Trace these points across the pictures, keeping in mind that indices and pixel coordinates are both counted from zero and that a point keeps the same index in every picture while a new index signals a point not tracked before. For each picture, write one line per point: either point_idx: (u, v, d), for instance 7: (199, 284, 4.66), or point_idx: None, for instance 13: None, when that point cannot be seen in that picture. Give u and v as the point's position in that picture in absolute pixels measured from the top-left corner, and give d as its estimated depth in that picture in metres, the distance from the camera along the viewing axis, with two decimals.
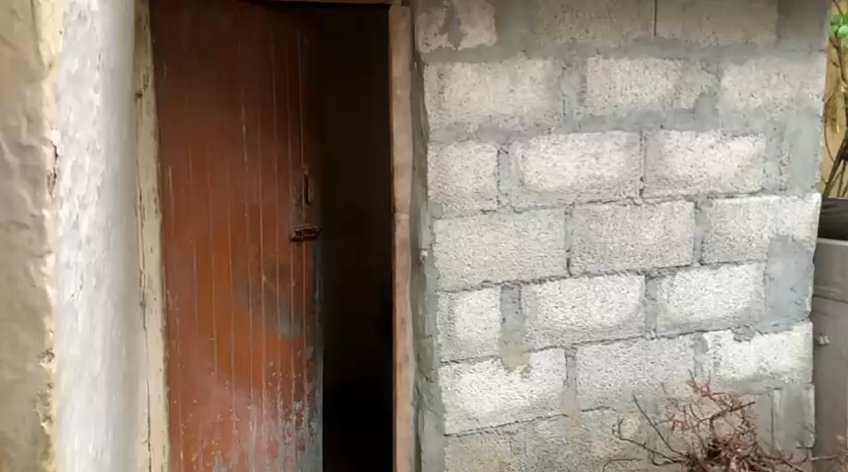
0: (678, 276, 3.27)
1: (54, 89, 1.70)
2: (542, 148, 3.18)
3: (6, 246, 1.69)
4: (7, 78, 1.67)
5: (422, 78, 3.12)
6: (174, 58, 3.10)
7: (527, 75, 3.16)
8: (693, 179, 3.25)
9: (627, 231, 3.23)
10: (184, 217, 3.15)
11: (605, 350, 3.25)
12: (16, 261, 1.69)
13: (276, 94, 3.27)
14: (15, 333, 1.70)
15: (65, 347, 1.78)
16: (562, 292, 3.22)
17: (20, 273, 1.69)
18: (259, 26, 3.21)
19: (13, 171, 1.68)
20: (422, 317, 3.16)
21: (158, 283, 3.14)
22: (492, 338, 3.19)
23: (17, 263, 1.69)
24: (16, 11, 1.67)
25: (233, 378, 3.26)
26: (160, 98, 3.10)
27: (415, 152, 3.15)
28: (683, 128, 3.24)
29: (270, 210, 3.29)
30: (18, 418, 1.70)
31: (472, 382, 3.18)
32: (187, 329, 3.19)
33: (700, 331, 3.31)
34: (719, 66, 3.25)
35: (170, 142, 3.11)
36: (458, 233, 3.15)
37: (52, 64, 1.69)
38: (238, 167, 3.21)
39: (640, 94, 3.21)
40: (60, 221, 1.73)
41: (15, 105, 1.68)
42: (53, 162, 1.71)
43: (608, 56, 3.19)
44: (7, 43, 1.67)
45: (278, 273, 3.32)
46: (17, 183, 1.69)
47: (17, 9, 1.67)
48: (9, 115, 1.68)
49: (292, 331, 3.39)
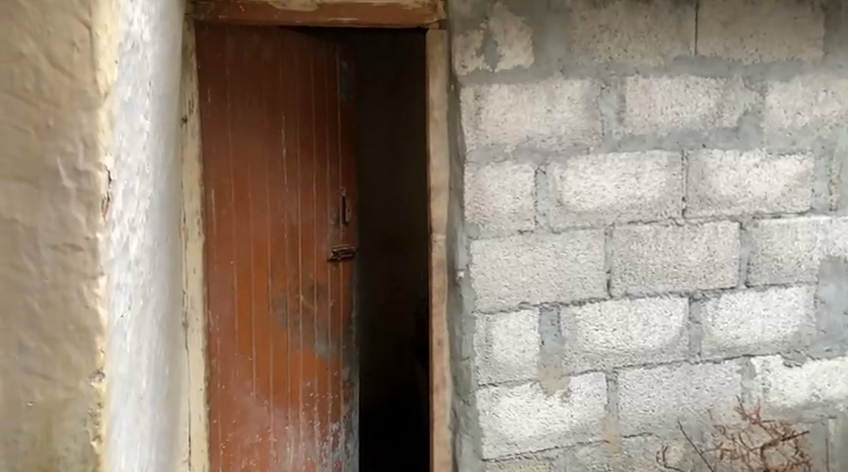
0: (723, 299, 3.21)
1: (110, 115, 1.71)
2: (580, 168, 3.11)
3: (62, 267, 1.70)
4: (66, 107, 1.68)
5: (458, 100, 3.05)
6: (218, 82, 3.21)
7: (565, 95, 3.10)
8: (738, 199, 3.19)
9: (669, 252, 3.17)
10: (226, 238, 3.23)
11: (647, 374, 3.19)
12: (72, 283, 1.70)
13: (314, 117, 3.42)
14: (69, 353, 1.70)
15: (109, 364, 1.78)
16: (603, 314, 3.16)
17: (74, 293, 1.70)
18: (298, 51, 3.37)
19: (69, 194, 1.69)
20: (459, 339, 3.11)
21: (199, 302, 3.20)
22: (530, 361, 3.13)
23: (72, 284, 1.70)
24: (75, 43, 1.67)
25: (272, 398, 3.33)
26: (204, 122, 3.19)
27: (452, 173, 3.10)
28: (727, 147, 3.18)
29: (309, 231, 3.42)
30: (70, 437, 1.70)
31: (510, 406, 3.13)
32: (227, 349, 3.23)
33: (747, 356, 3.24)
34: (763, 84, 3.19)
35: (213, 163, 3.20)
36: (495, 254, 3.09)
37: (109, 93, 1.70)
38: (278, 188, 3.33)
39: (681, 113, 3.15)
40: (112, 242, 1.75)
41: (70, 131, 1.68)
42: (106, 186, 1.72)
43: (647, 74, 3.14)
44: (66, 72, 1.67)
45: (316, 293, 3.44)
46: (72, 206, 1.69)
47: (77, 41, 1.67)
48: (66, 140, 1.69)
49: (330, 353, 3.50)
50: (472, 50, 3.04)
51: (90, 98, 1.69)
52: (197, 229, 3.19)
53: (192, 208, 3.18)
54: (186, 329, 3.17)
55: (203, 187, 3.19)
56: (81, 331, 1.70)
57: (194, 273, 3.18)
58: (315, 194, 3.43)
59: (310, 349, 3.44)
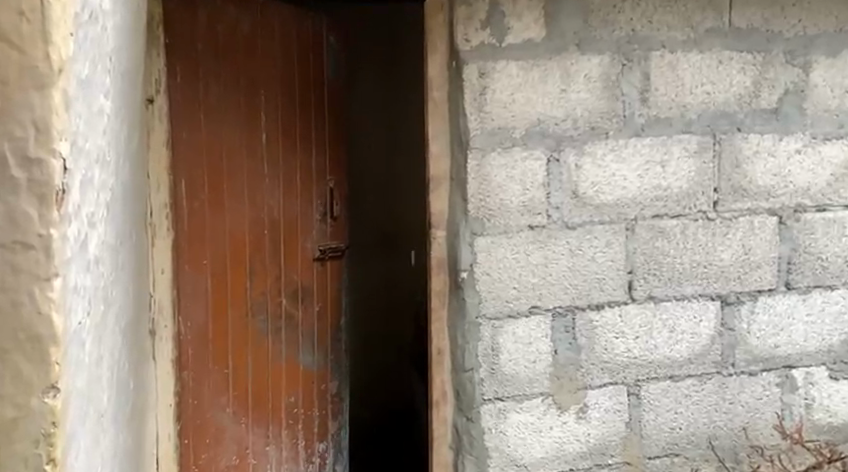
0: (760, 303, 2.86)
1: (64, 95, 1.52)
2: (599, 155, 2.75)
3: (10, 268, 1.50)
4: (14, 85, 1.49)
5: (461, 78, 2.69)
6: (188, 58, 2.83)
7: (581, 73, 2.73)
8: (777, 190, 2.84)
9: (699, 250, 2.82)
10: (199, 235, 2.87)
11: (674, 388, 2.84)
12: (21, 285, 1.51)
13: (298, 98, 3.05)
14: (17, 365, 1.51)
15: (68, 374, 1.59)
16: (624, 321, 2.80)
17: (24, 297, 1.51)
18: (279, 25, 2.99)
19: (20, 186, 1.50)
20: (462, 348, 2.75)
21: (169, 308, 2.83)
22: (542, 373, 2.77)
23: (21, 288, 1.51)
24: (24, 12, 1.49)
25: (251, 416, 2.98)
26: (173, 103, 2.82)
27: (454, 160, 2.73)
28: (764, 131, 2.82)
29: (293, 227, 3.05)
30: (20, 459, 1.52)
31: (519, 424, 2.77)
32: (199, 359, 2.89)
33: (787, 367, 2.89)
34: (806, 59, 2.83)
35: (183, 150, 2.83)
36: (502, 253, 2.73)
37: (62, 70, 1.51)
38: (258, 179, 2.96)
39: (713, 93, 2.79)
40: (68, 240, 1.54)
41: (20, 113, 1.49)
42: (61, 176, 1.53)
43: (675, 49, 2.77)
44: (12, 45, 1.49)
45: (301, 296, 3.08)
46: (23, 199, 1.50)
47: (26, 10, 1.49)
48: (13, 122, 1.50)
49: (316, 363, 3.14)
50: (476, 22, 2.68)
51: (42, 75, 1.50)
52: (166, 225, 2.81)
53: (161, 201, 2.80)
54: (155, 338, 2.80)
55: (172, 178, 2.82)
56: (32, 340, 1.51)
57: (162, 274, 2.81)
58: (300, 186, 3.06)
59: (294, 359, 3.08)
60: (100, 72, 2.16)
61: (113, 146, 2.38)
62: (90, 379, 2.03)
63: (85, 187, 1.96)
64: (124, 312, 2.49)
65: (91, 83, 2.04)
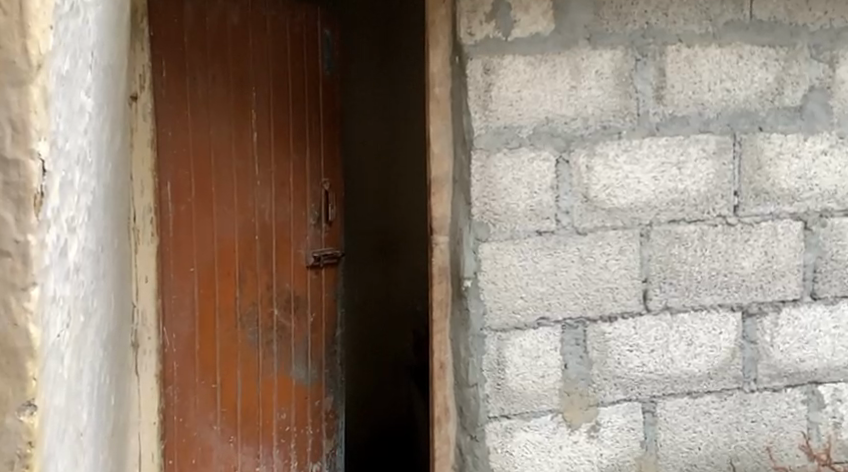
0: (784, 314, 2.69)
1: (45, 93, 1.47)
2: (611, 156, 2.57)
3: None
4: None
5: (464, 74, 2.52)
6: (174, 52, 2.69)
7: (593, 68, 2.57)
8: (802, 193, 2.67)
9: (718, 258, 2.64)
10: (185, 239, 2.73)
11: (692, 405, 2.66)
12: None
13: (292, 95, 2.87)
14: None
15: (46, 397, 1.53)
16: (639, 333, 2.62)
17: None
18: (272, 15, 2.82)
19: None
20: (465, 362, 2.57)
21: (152, 318, 2.69)
22: (551, 388, 2.60)
23: None
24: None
25: (240, 434, 2.83)
26: (159, 101, 2.68)
27: (457, 161, 2.56)
28: (788, 130, 2.65)
29: (284, 231, 2.88)
30: None
31: (526, 443, 2.60)
32: (186, 373, 2.75)
33: (814, 383, 2.72)
34: (833, 54, 2.66)
35: (168, 148, 2.69)
36: (508, 260, 2.55)
37: (43, 65, 1.45)
38: (246, 182, 2.80)
39: (733, 89, 2.62)
40: (46, 246, 1.49)
41: None
42: (41, 178, 1.48)
43: (692, 43, 2.60)
44: None
45: (294, 307, 2.90)
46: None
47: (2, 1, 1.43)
48: None
49: (310, 378, 2.96)
50: (481, 14, 2.52)
51: (21, 72, 1.44)
52: (150, 230, 2.67)
53: (145, 205, 2.66)
54: (138, 351, 2.66)
55: (157, 180, 2.68)
56: (7, 355, 1.45)
57: (146, 282, 2.66)
58: (292, 188, 2.88)
59: (286, 374, 2.91)
60: (81, 67, 2.00)
61: (95, 146, 2.21)
62: (70, 398, 1.86)
63: (64, 189, 1.79)
64: (106, 326, 2.32)
65: (72, 78, 1.88)
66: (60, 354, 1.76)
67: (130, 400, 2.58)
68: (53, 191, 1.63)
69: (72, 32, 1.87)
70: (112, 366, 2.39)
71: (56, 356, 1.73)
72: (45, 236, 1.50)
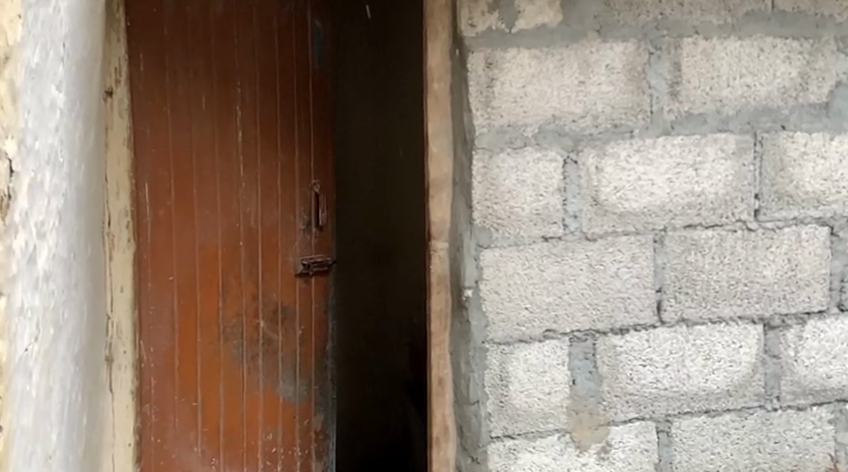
0: (808, 327, 2.51)
1: (12, 87, 1.40)
2: (623, 156, 2.39)
3: None
4: None
5: (465, 68, 2.34)
6: (153, 44, 2.53)
7: (603, 62, 2.38)
8: (828, 196, 2.49)
9: (738, 266, 2.46)
10: (164, 245, 2.57)
11: (710, 424, 2.47)
12: None
13: (279, 88, 2.66)
14: None
15: (15, 415, 1.46)
16: (653, 346, 2.44)
17: None
18: (257, 5, 2.63)
19: None
20: (467, 377, 2.39)
21: (128, 332, 2.55)
22: (558, 406, 2.41)
23: None
24: None
25: (223, 456, 2.65)
26: (136, 96, 2.52)
27: (458, 161, 2.37)
28: (813, 129, 2.47)
29: (272, 236, 2.67)
30: None
31: (532, 465, 2.41)
32: (164, 389, 2.59)
33: (841, 401, 2.54)
34: None
35: (146, 149, 2.53)
36: (512, 268, 2.37)
37: (9, 58, 1.39)
38: (229, 184, 2.62)
39: (754, 85, 2.44)
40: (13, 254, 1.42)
41: None
42: (8, 179, 1.41)
43: (709, 35, 2.42)
44: None
45: (281, 318, 2.70)
46: None
47: None
48: None
49: (299, 395, 2.74)
50: (483, 4, 2.33)
51: None
52: (126, 236, 2.53)
53: (122, 207, 2.52)
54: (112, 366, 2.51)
55: (134, 182, 2.53)
56: None
57: (121, 293, 2.53)
58: (281, 190, 2.68)
59: (272, 390, 2.70)
60: (52, 59, 1.80)
61: (67, 146, 2.01)
62: (39, 417, 1.68)
63: (33, 192, 1.60)
64: (78, 337, 2.12)
65: (42, 72, 1.68)
66: (28, 369, 1.57)
67: (104, 419, 2.44)
68: (21, 194, 1.47)
69: (42, 20, 1.68)
70: (84, 385, 2.20)
71: (24, 372, 1.54)
72: (13, 244, 1.43)
